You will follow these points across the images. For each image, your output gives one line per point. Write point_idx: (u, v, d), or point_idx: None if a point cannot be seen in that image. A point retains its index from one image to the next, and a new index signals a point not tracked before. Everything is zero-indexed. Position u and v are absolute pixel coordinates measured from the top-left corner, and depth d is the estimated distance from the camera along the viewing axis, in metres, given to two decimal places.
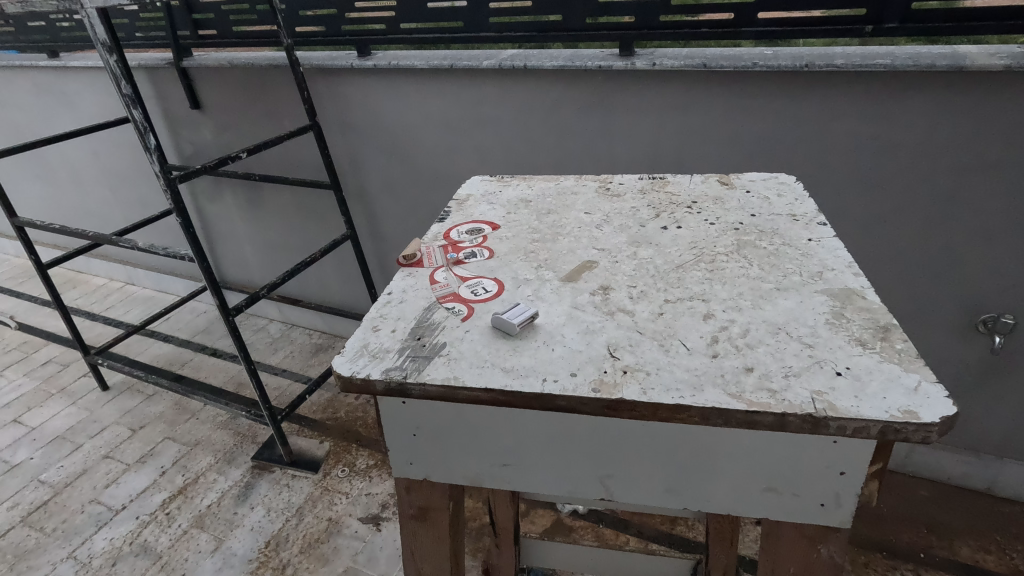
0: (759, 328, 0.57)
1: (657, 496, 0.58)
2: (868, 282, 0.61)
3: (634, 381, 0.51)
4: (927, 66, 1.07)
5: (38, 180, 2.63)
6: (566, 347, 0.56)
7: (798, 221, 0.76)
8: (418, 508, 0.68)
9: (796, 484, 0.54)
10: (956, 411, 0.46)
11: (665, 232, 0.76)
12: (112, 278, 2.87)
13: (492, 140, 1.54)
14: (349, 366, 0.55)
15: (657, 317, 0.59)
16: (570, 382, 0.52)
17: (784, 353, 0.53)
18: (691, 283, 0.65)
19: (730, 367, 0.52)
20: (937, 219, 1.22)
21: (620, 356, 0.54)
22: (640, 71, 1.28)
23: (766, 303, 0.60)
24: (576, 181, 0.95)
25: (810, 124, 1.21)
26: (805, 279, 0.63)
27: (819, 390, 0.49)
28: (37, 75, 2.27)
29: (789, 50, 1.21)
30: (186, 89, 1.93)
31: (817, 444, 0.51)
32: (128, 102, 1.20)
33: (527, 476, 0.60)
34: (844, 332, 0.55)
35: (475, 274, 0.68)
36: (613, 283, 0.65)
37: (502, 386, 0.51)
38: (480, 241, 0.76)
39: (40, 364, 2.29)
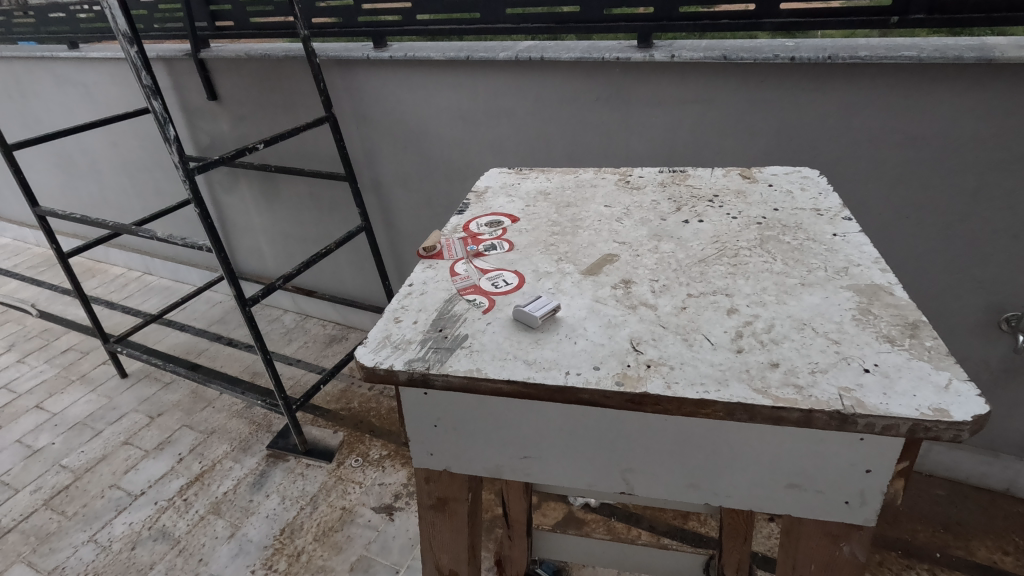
0: (785, 323, 0.56)
1: (679, 490, 0.58)
2: (896, 279, 0.60)
3: (657, 375, 0.51)
4: (953, 58, 1.04)
5: (59, 171, 2.67)
6: (588, 339, 0.56)
7: (823, 216, 0.75)
8: (437, 498, 0.68)
9: (820, 481, 0.53)
10: (988, 409, 0.45)
11: (687, 226, 0.75)
12: (129, 267, 2.91)
13: (507, 132, 1.54)
14: (372, 357, 0.55)
15: (680, 311, 0.59)
16: (593, 375, 0.51)
17: (810, 348, 0.53)
18: (714, 277, 0.64)
19: (755, 363, 0.52)
20: (960, 215, 1.20)
21: (644, 350, 0.54)
22: (658, 63, 1.27)
23: (791, 298, 0.59)
24: (594, 174, 0.94)
25: (832, 117, 1.19)
26: (831, 274, 0.62)
27: (846, 387, 0.48)
28: (57, 66, 2.30)
29: (811, 42, 1.19)
30: (203, 80, 1.94)
31: (844, 441, 0.50)
32: (148, 93, 1.21)
33: (546, 468, 0.60)
34: (872, 328, 0.54)
35: (496, 267, 0.68)
36: (635, 277, 0.65)
37: (525, 378, 0.51)
38: (499, 233, 0.76)
39: (60, 352, 2.33)
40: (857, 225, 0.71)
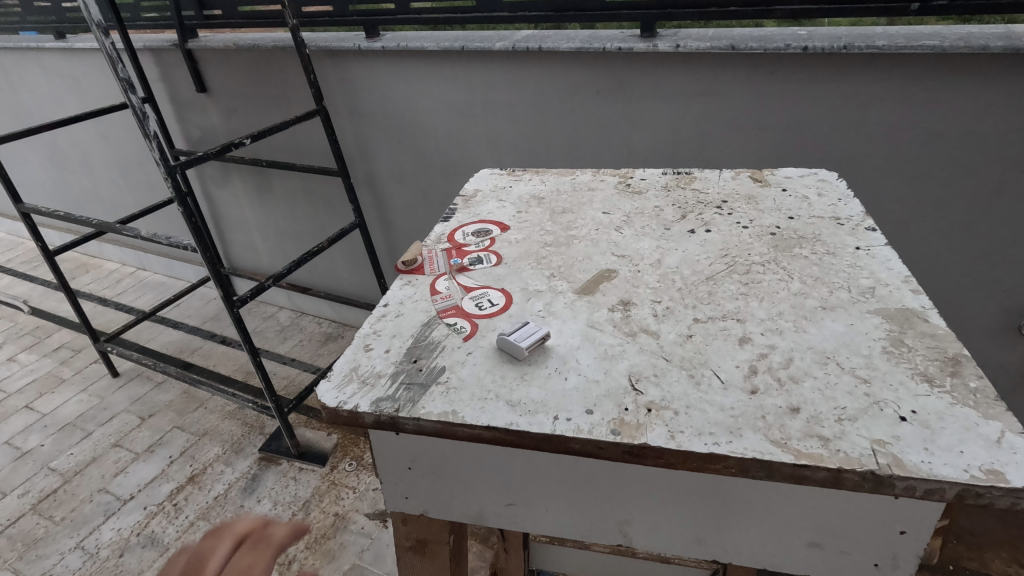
0: (806, 356, 0.51)
1: (683, 543, 0.53)
2: (930, 303, 0.55)
3: (659, 421, 0.45)
4: (978, 49, 0.98)
5: (50, 165, 2.62)
6: (582, 375, 0.50)
7: (844, 226, 0.69)
8: (415, 540, 0.63)
9: (845, 541, 0.48)
10: None
11: (693, 236, 0.70)
12: (124, 263, 2.86)
13: (504, 126, 1.48)
14: (336, 396, 0.50)
15: (685, 340, 0.53)
16: (587, 420, 0.46)
17: (835, 389, 0.47)
18: (725, 298, 0.58)
19: (772, 408, 0.46)
20: (983, 214, 1.13)
21: (643, 389, 0.48)
22: (663, 54, 1.20)
23: (812, 325, 0.54)
24: (593, 176, 0.88)
25: (847, 112, 1.13)
26: (856, 296, 0.57)
27: (880, 440, 0.43)
28: (45, 57, 2.23)
29: (824, 31, 1.12)
30: (192, 72, 1.88)
31: (876, 501, 0.45)
32: (124, 86, 1.16)
33: (534, 516, 0.55)
34: (906, 364, 0.49)
35: (481, 284, 0.63)
36: (635, 297, 0.59)
37: (508, 425, 0.46)
38: (486, 244, 0.71)
39: (53, 350, 2.29)
40: (883, 238, 0.66)
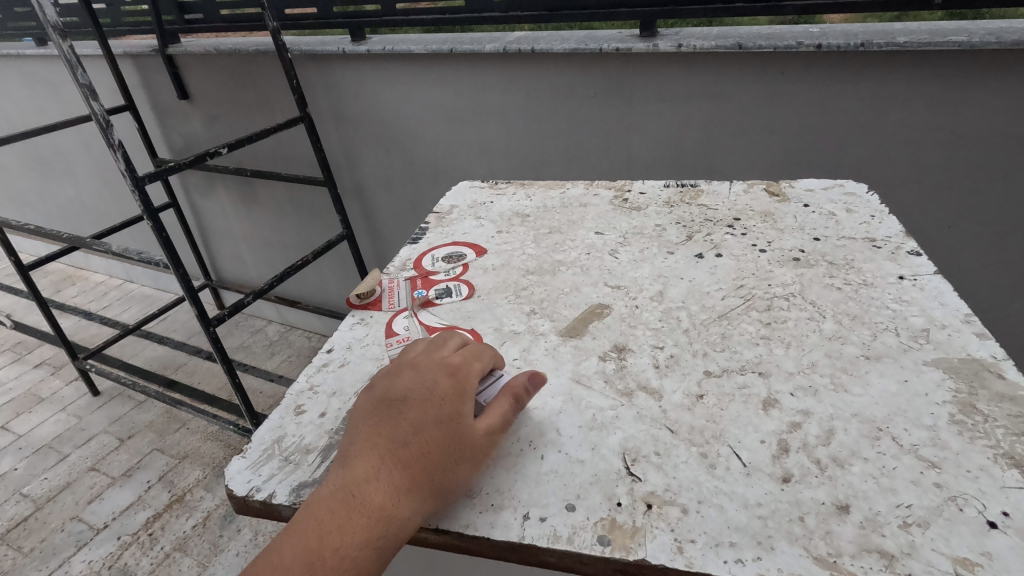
0: (854, 427, 0.48)
1: None
2: (1003, 354, 0.52)
3: (663, 523, 0.42)
4: (1012, 43, 0.89)
5: (33, 174, 2.55)
6: (562, 454, 0.48)
7: (881, 250, 0.66)
8: None
9: None
10: None
11: (701, 262, 0.67)
12: (110, 274, 2.79)
13: (496, 132, 1.40)
14: (248, 482, 0.48)
15: (696, 402, 0.51)
16: (567, 522, 0.43)
17: (893, 478, 0.44)
18: (743, 345, 0.56)
19: (813, 503, 0.43)
20: (1009, 227, 1.05)
21: (641, 475, 0.46)
22: (664, 54, 1.12)
23: (858, 385, 0.51)
24: (585, 190, 0.84)
25: (865, 117, 1.04)
26: (906, 342, 0.55)
27: (966, 559, 0.38)
28: (24, 63, 2.16)
29: (839, 28, 1.04)
30: (173, 78, 1.80)
31: None
32: (86, 93, 1.08)
33: None
34: (986, 441, 0.45)
35: (446, 323, 0.61)
36: (631, 342, 0.58)
37: (461, 529, 0.44)
38: (457, 272, 0.69)
39: (32, 366, 2.21)
40: (928, 263, 0.63)
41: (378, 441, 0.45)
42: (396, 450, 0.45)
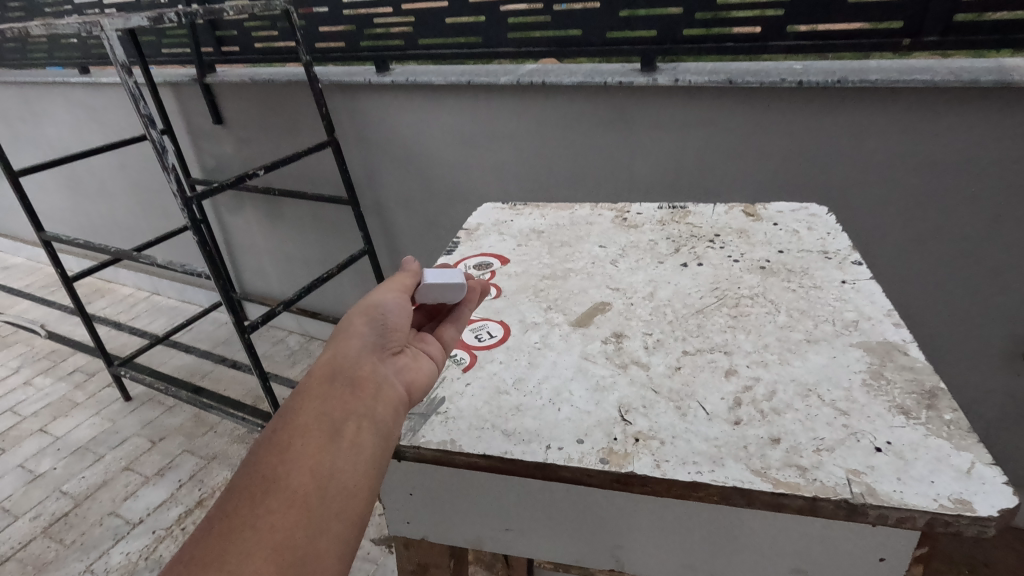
0: (788, 389, 0.57)
1: (673, 567, 0.57)
2: (909, 337, 0.62)
3: (646, 450, 0.52)
4: (970, 82, 1.00)
5: (69, 192, 2.70)
6: (574, 407, 0.58)
7: (831, 259, 0.76)
8: (417, 564, 0.68)
9: (826, 566, 0.52)
10: (1016, 501, 0.45)
11: (687, 269, 0.78)
12: (138, 287, 2.93)
13: (508, 156, 1.52)
14: None
15: (674, 372, 0.61)
16: (578, 449, 0.53)
17: (814, 421, 0.54)
18: (714, 332, 0.66)
19: (754, 438, 0.53)
20: (977, 243, 1.14)
21: (633, 420, 0.56)
22: (663, 87, 1.24)
23: (795, 358, 0.61)
24: (591, 211, 0.95)
25: (842, 144, 1.15)
26: (839, 329, 0.64)
27: (855, 470, 0.49)
28: (68, 90, 2.33)
29: (820, 65, 1.16)
30: (209, 105, 1.95)
31: (850, 530, 0.49)
32: (146, 123, 1.21)
33: (530, 541, 0.60)
34: (884, 397, 0.55)
35: (479, 316, 0.72)
36: (627, 330, 0.67)
37: (503, 453, 0.53)
38: (487, 278, 0.79)
39: (67, 373, 2.34)
40: (866, 271, 0.73)
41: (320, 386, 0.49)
42: (340, 387, 0.49)
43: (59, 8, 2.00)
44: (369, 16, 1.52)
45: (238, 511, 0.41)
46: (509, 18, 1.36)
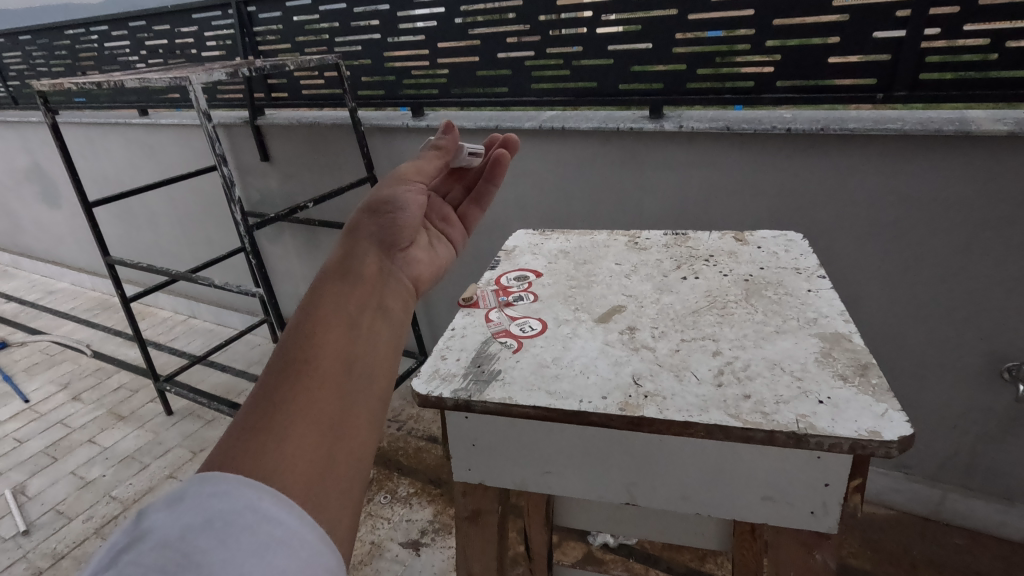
0: (759, 363, 0.70)
1: (675, 501, 0.70)
2: (855, 328, 0.74)
3: (653, 403, 0.65)
4: (934, 131, 1.16)
5: (119, 221, 2.92)
6: (598, 374, 0.71)
7: (801, 274, 0.89)
8: (472, 510, 0.89)
9: (790, 494, 0.65)
10: (912, 431, 0.57)
11: (685, 282, 0.90)
12: (176, 310, 3.11)
13: (530, 191, 1.69)
14: (425, 387, 0.71)
15: (674, 352, 0.73)
16: (600, 402, 0.66)
17: (777, 384, 0.66)
18: (705, 325, 0.79)
19: (732, 395, 0.65)
20: (952, 268, 1.27)
21: (643, 383, 0.68)
22: (669, 132, 1.41)
23: (767, 343, 0.74)
24: (608, 236, 1.10)
25: (828, 181, 1.30)
26: (802, 323, 0.77)
27: (803, 413, 0.61)
28: (127, 130, 2.56)
29: (808, 114, 1.32)
30: (258, 144, 2.16)
31: (803, 458, 0.62)
32: (219, 160, 1.45)
33: (565, 482, 0.73)
34: (830, 368, 0.68)
35: (520, 314, 0.85)
36: (638, 324, 0.80)
37: (548, 404, 0.66)
38: (526, 286, 0.93)
39: (112, 389, 2.50)
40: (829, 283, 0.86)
41: (332, 280, 0.48)
42: (353, 277, 0.49)
43: (128, 58, 2.24)
44: (407, 68, 1.72)
45: (272, 387, 0.39)
46: (533, 72, 1.55)
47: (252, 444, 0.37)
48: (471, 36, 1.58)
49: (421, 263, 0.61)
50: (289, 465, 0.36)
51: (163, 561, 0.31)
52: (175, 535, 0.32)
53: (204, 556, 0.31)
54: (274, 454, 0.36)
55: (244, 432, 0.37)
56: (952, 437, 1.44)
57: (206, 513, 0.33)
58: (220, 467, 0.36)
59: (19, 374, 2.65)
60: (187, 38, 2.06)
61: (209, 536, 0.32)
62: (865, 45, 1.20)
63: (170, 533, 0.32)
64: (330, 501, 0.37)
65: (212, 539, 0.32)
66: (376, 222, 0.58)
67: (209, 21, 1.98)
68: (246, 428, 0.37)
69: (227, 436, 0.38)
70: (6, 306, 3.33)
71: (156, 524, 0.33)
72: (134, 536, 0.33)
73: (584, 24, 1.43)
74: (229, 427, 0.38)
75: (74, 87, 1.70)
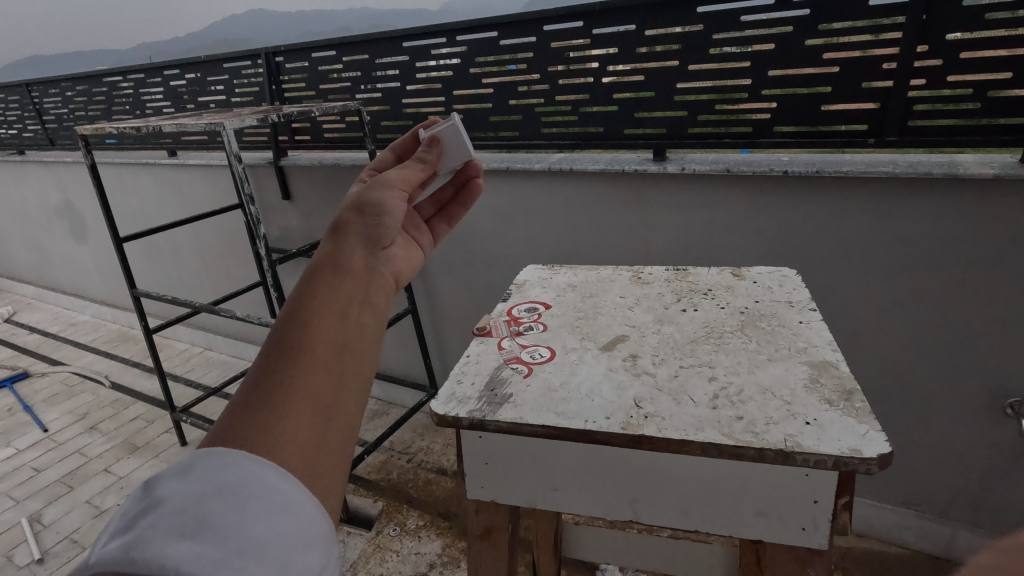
0: (752, 388, 0.74)
1: (675, 518, 0.73)
2: (842, 356, 0.79)
3: (653, 423, 0.69)
4: (924, 174, 1.22)
5: (144, 256, 3.03)
6: (602, 397, 0.75)
7: (793, 307, 0.94)
8: (484, 528, 0.92)
9: (781, 509, 0.68)
10: (890, 449, 0.61)
11: (684, 313, 0.96)
12: (193, 342, 3.18)
13: (540, 229, 1.76)
14: (443, 407, 0.76)
15: (673, 378, 0.78)
16: (604, 421, 0.70)
17: (768, 407, 0.70)
18: (702, 353, 0.83)
19: (726, 417, 0.69)
20: (947, 304, 1.31)
21: (644, 406, 0.73)
22: (672, 174, 1.49)
23: (760, 370, 0.78)
24: (613, 271, 1.16)
25: (825, 219, 1.36)
26: (793, 352, 0.81)
27: (791, 433, 0.65)
28: (156, 170, 2.69)
29: (804, 157, 1.39)
30: (281, 184, 2.26)
31: (793, 475, 0.66)
32: (246, 200, 1.54)
33: (572, 499, 0.77)
34: (818, 393, 0.72)
35: (531, 342, 0.90)
36: (640, 352, 0.85)
37: (555, 423, 0.71)
38: (536, 316, 0.98)
39: (129, 419, 2.55)
40: (819, 315, 0.90)
41: (322, 269, 0.45)
42: (343, 272, 0.45)
43: (161, 104, 2.39)
44: (424, 114, 1.83)
45: (267, 370, 0.39)
46: (542, 118, 1.64)
47: (251, 424, 0.37)
48: (485, 84, 1.68)
49: (406, 258, 0.54)
50: (288, 442, 0.37)
51: (182, 525, 0.34)
52: (189, 501, 0.35)
53: (217, 519, 0.34)
54: (273, 433, 0.37)
55: (242, 413, 0.38)
56: (958, 473, 1.45)
57: (214, 482, 0.35)
58: (225, 443, 0.38)
59: (39, 404, 2.71)
60: (218, 85, 2.20)
61: (222, 501, 0.35)
62: (855, 93, 1.27)
63: (183, 500, 0.35)
64: (323, 476, 0.39)
65: (222, 505, 0.35)
66: (364, 220, 0.50)
67: (239, 70, 2.12)
68: (245, 408, 0.38)
69: (230, 414, 0.39)
70: (28, 337, 3.42)
71: (170, 493, 0.36)
72: (149, 503, 0.36)
73: (590, 74, 1.53)
74: (230, 405, 0.39)
75: (114, 131, 1.82)
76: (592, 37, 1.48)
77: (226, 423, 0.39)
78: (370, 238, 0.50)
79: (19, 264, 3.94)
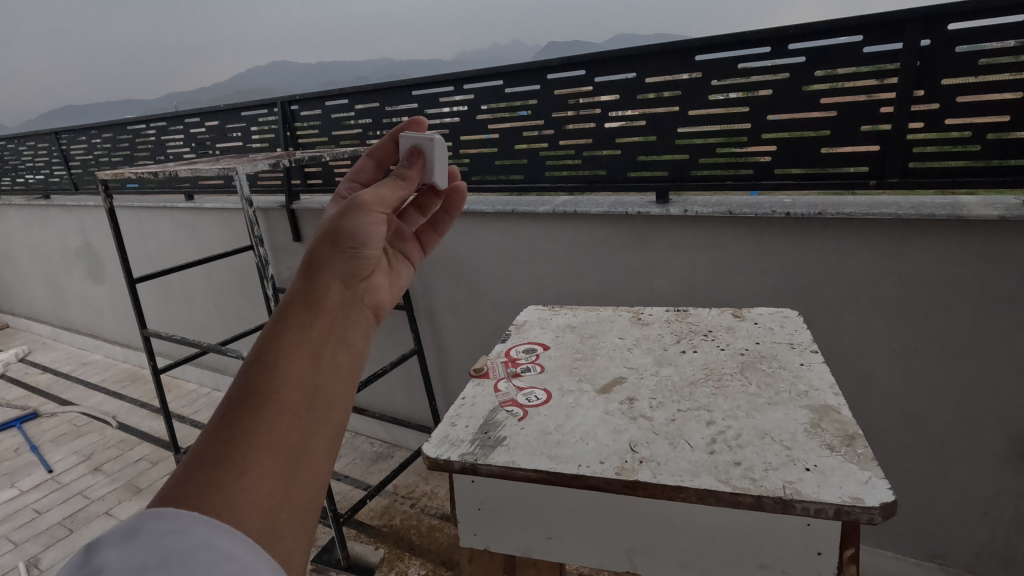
0: (751, 433, 0.72)
1: (674, 570, 0.70)
2: (844, 401, 0.77)
3: (648, 468, 0.67)
4: (927, 215, 1.21)
5: (157, 296, 3.08)
6: (597, 441, 0.73)
7: (795, 349, 0.93)
8: None
9: (784, 561, 0.66)
10: (894, 497, 0.59)
11: (683, 355, 0.94)
12: (201, 382, 3.19)
13: (543, 269, 1.77)
14: (434, 450, 0.74)
15: (670, 422, 0.76)
16: (598, 467, 0.69)
17: (767, 452, 0.68)
18: (700, 396, 0.82)
19: (724, 462, 0.67)
20: (958, 347, 1.28)
21: (639, 450, 0.71)
22: (673, 216, 1.50)
23: (759, 414, 0.76)
24: (613, 312, 1.15)
25: (828, 260, 1.35)
26: (793, 395, 0.80)
27: (790, 480, 0.63)
28: (173, 213, 2.76)
29: (805, 199, 1.40)
30: (292, 226, 2.31)
31: (795, 525, 0.64)
32: (256, 241, 1.57)
33: (566, 549, 0.74)
34: (818, 438, 0.70)
35: (527, 384, 0.89)
36: (637, 395, 0.84)
37: (548, 467, 0.69)
38: (534, 358, 0.98)
39: (133, 461, 2.53)
40: (820, 357, 0.89)
41: (295, 306, 0.45)
42: (316, 309, 0.45)
43: (181, 150, 2.47)
44: None
45: (233, 418, 0.39)
46: (546, 161, 1.68)
47: (210, 479, 0.37)
48: (491, 129, 1.73)
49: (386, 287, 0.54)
50: (249, 500, 0.37)
51: None
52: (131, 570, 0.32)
53: None
54: (232, 489, 0.37)
55: (199, 466, 0.37)
56: (983, 524, 1.38)
57: (164, 552, 0.33)
58: (178, 504, 0.36)
59: (46, 445, 2.70)
60: (236, 132, 2.28)
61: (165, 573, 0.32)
62: (855, 136, 1.29)
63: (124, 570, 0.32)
64: (284, 538, 0.38)
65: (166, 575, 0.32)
66: (339, 253, 0.50)
67: (257, 118, 2.20)
68: (202, 463, 0.37)
69: (185, 470, 0.38)
70: (40, 377, 3.45)
71: (111, 563, 0.33)
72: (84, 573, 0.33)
73: (594, 119, 1.56)
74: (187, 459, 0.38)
75: (133, 176, 1.88)
76: (595, 85, 1.53)
77: (179, 480, 0.37)
78: (347, 271, 0.49)
79: (38, 304, 4.02)
